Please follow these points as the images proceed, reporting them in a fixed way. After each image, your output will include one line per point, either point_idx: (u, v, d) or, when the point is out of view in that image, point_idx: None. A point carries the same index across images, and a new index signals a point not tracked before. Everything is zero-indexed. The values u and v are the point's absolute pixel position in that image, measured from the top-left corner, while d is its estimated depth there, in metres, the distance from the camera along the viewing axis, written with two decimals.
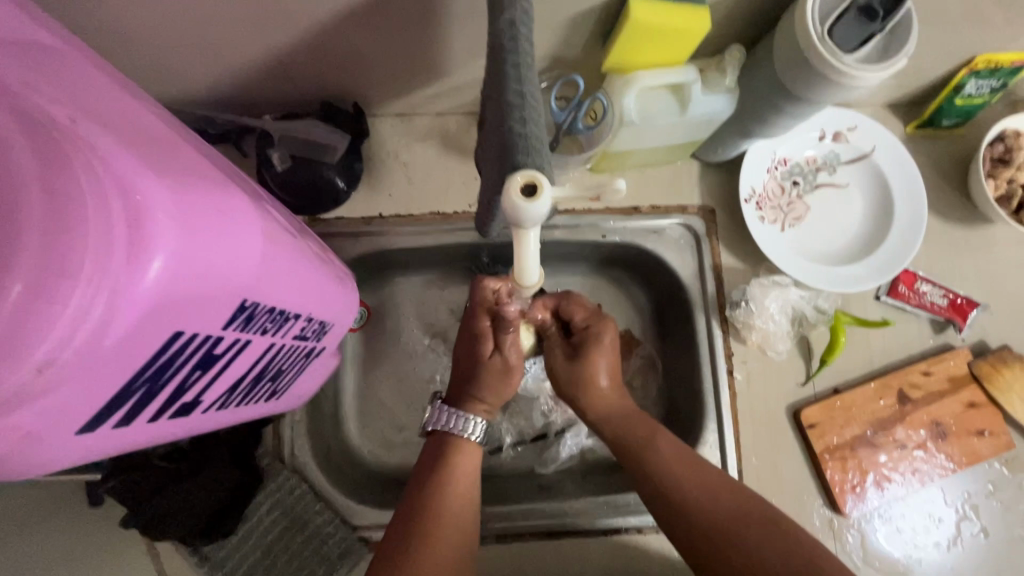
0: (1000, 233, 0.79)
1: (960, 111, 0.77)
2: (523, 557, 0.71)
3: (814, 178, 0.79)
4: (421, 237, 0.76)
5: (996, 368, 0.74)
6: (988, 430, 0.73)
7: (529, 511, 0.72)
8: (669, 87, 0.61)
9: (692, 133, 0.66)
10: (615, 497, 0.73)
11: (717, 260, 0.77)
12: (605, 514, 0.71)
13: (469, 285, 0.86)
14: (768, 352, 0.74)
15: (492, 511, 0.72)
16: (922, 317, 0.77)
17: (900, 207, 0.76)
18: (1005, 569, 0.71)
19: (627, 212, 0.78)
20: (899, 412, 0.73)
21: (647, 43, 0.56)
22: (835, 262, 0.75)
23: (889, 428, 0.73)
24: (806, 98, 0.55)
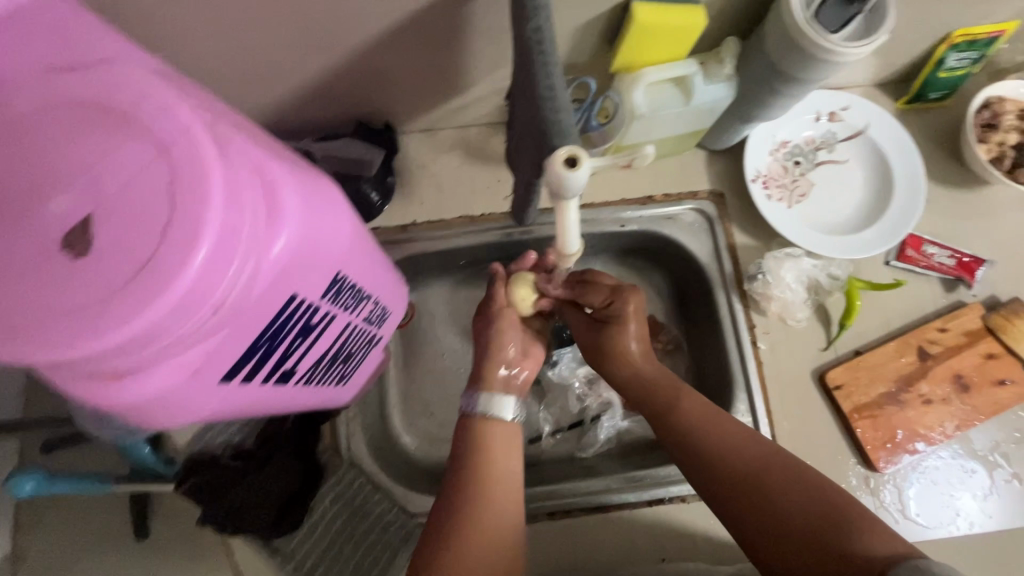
0: (999, 194, 0.83)
1: (945, 84, 0.82)
2: (575, 536, 0.74)
3: (814, 156, 0.84)
4: (453, 239, 0.82)
5: (1009, 320, 0.77)
6: (1008, 379, 0.76)
7: (573, 490, 0.76)
8: (674, 80, 0.67)
9: (697, 120, 0.72)
10: (656, 471, 0.76)
11: (731, 240, 0.82)
12: (653, 484, 0.75)
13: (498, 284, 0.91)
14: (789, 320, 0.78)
15: (538, 490, 0.76)
16: (932, 277, 0.81)
17: (899, 176, 0.81)
18: None
19: (642, 202, 0.83)
20: (923, 370, 0.76)
21: (650, 42, 0.63)
22: (843, 231, 0.80)
23: (915, 384, 0.76)
24: (800, 79, 0.61)
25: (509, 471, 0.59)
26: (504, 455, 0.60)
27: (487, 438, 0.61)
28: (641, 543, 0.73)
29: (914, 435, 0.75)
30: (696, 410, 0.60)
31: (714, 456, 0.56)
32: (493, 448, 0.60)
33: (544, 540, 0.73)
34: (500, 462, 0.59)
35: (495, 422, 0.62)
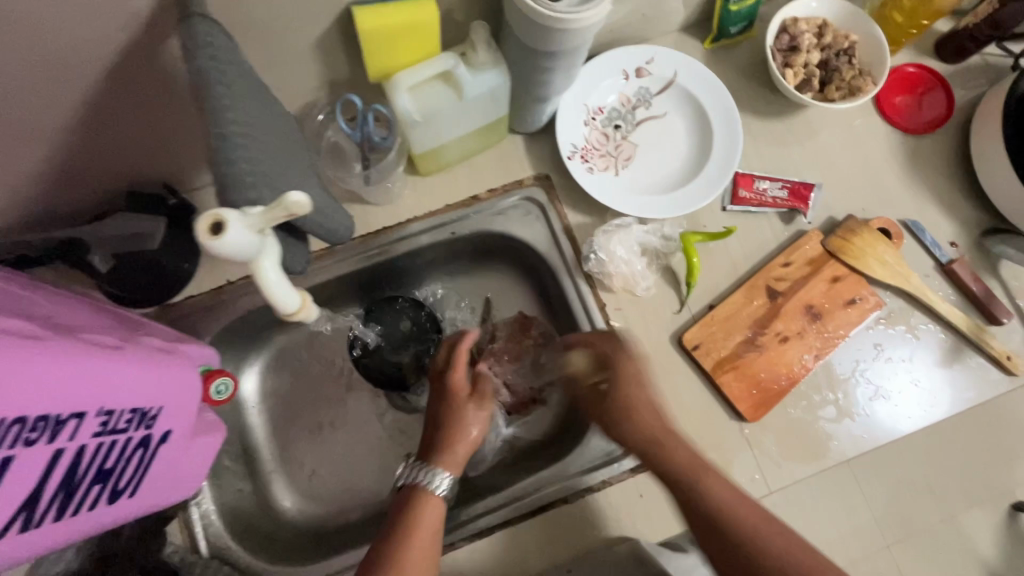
0: (817, 115, 0.83)
1: (740, 16, 0.80)
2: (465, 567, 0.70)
3: (633, 117, 0.81)
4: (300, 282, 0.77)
5: (846, 240, 0.77)
6: (857, 297, 0.76)
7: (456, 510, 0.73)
8: (439, 78, 0.62)
9: (484, 112, 0.67)
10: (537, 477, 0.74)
11: (566, 221, 0.79)
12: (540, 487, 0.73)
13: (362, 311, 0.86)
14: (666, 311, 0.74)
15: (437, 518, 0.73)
16: (770, 213, 0.79)
17: (716, 120, 0.79)
18: (910, 419, 0.75)
19: (469, 203, 0.79)
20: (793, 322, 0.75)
21: (392, 45, 0.58)
22: (672, 187, 0.78)
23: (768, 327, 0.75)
24: (554, 50, 0.57)
25: (430, 559, 0.55)
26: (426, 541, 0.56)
27: (414, 521, 0.57)
28: (533, 554, 0.71)
29: (776, 377, 0.74)
30: (724, 487, 0.60)
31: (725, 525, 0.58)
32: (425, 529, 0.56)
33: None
34: (428, 530, 0.56)
35: (432, 497, 0.59)
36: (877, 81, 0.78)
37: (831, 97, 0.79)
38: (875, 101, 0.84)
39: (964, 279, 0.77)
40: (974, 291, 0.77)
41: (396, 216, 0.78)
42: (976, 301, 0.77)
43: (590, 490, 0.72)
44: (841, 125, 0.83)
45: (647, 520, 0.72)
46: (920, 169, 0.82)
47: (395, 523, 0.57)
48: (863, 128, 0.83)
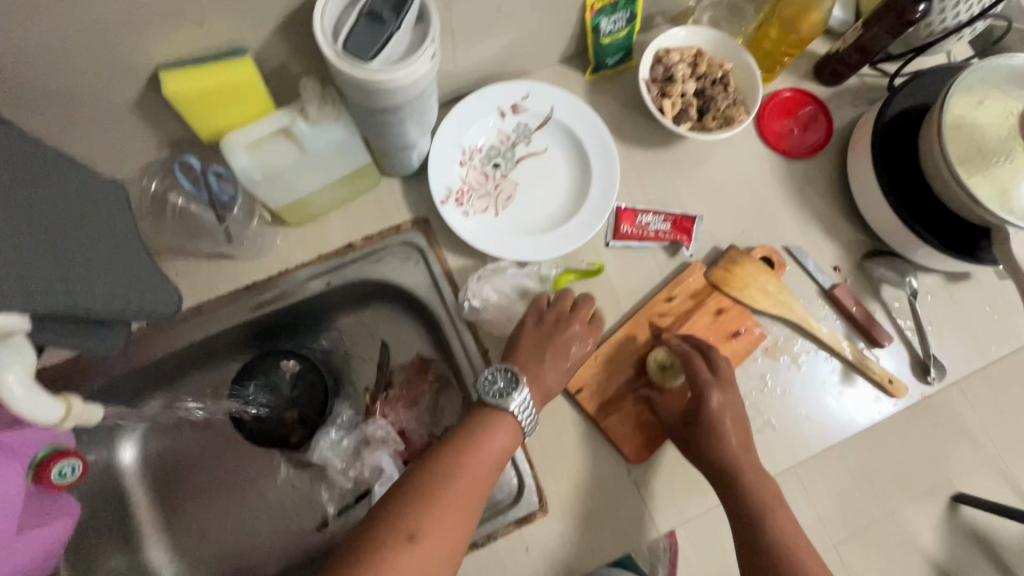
0: (700, 144, 0.82)
1: (614, 48, 0.79)
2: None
3: (513, 154, 0.79)
4: (172, 341, 0.72)
5: (728, 270, 0.76)
6: (741, 328, 0.76)
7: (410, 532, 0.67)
8: (279, 133, 0.59)
9: (336, 162, 0.65)
10: None
11: (447, 266, 0.76)
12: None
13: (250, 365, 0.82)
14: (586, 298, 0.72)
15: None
16: (654, 247, 0.78)
17: (594, 155, 0.78)
18: (797, 449, 0.75)
19: (344, 252, 0.76)
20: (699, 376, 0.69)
21: (216, 105, 0.55)
22: (552, 226, 0.76)
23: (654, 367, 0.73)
24: (387, 104, 0.55)
25: (468, 503, 0.54)
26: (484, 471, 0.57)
27: (484, 438, 0.59)
28: None
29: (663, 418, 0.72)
30: (780, 507, 0.63)
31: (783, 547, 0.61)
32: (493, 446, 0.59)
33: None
34: (481, 453, 0.58)
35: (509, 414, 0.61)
36: (750, 110, 0.77)
37: (709, 127, 0.78)
38: (756, 127, 0.83)
39: (844, 303, 0.77)
40: (855, 315, 0.77)
41: (269, 268, 0.75)
42: (856, 324, 0.77)
43: (474, 549, 0.67)
44: (724, 153, 0.83)
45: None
46: (803, 194, 0.82)
47: (456, 444, 0.58)
48: (745, 155, 0.83)
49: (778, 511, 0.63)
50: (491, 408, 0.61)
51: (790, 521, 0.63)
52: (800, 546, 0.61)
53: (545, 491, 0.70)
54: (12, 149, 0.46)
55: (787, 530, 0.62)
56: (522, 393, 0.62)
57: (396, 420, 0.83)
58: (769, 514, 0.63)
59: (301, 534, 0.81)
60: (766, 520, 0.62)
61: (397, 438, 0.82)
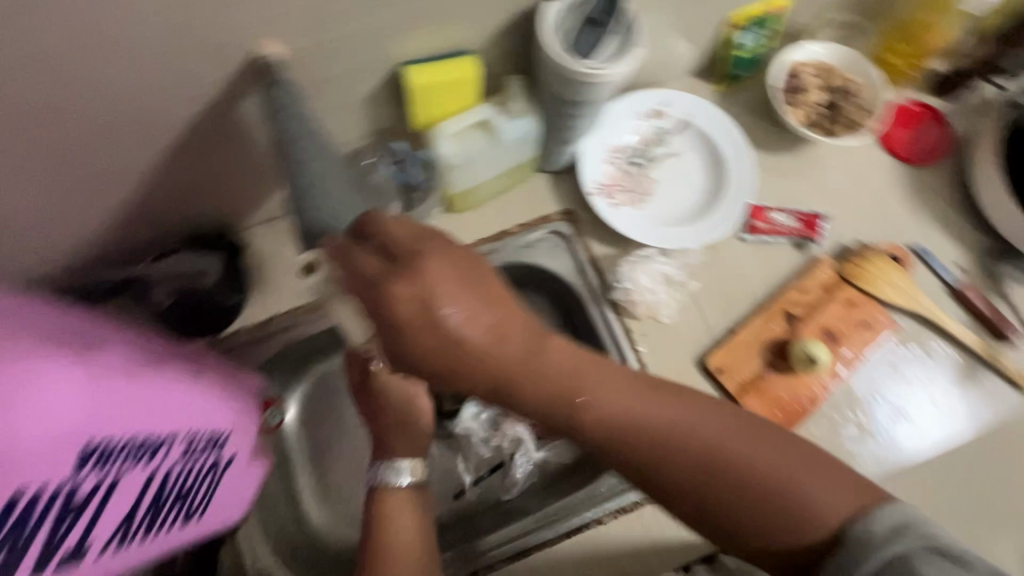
0: (822, 149, 0.88)
1: (747, 61, 0.87)
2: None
3: (650, 154, 0.87)
4: None
5: (858, 265, 0.81)
6: (872, 319, 0.80)
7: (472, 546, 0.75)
8: (476, 125, 0.68)
9: (515, 154, 0.73)
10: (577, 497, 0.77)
11: (591, 252, 0.83)
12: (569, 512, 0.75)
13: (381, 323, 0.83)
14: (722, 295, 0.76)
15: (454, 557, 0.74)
16: (782, 242, 0.84)
17: (728, 156, 0.85)
18: (931, 437, 0.77)
19: (499, 238, 0.84)
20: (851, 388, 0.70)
21: (437, 98, 0.65)
22: (690, 219, 0.83)
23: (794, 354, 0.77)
24: (584, 99, 0.64)
25: (417, 560, 0.61)
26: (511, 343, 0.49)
27: (385, 523, 0.63)
28: None
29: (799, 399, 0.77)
30: (619, 398, 0.54)
31: (670, 483, 0.54)
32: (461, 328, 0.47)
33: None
34: (406, 532, 0.63)
35: (394, 494, 0.66)
36: (877, 118, 0.83)
37: (835, 133, 0.84)
38: (876, 135, 0.89)
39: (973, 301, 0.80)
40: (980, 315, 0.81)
41: None
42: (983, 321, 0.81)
43: (623, 512, 0.75)
44: (846, 158, 0.88)
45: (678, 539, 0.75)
46: (924, 198, 0.87)
47: (368, 532, 0.63)
48: (866, 160, 0.88)
49: (771, 450, 0.53)
50: (382, 495, 0.65)
51: (754, 430, 0.54)
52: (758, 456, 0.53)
53: None
54: (306, 126, 0.57)
55: (701, 441, 0.53)
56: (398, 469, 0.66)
57: None
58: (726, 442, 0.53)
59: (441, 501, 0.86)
60: (725, 448, 0.53)
61: (533, 414, 0.88)
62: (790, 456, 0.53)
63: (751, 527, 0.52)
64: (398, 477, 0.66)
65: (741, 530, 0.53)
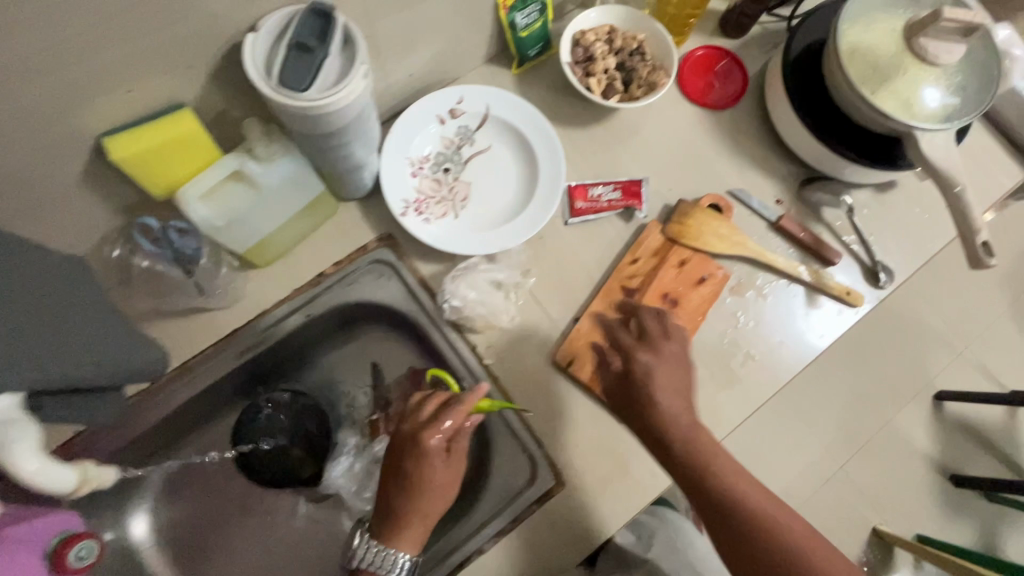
0: (631, 113, 0.87)
1: (533, 39, 0.83)
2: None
3: (459, 157, 0.83)
4: (170, 400, 0.73)
5: (682, 224, 0.81)
6: (705, 274, 0.80)
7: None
8: (229, 179, 0.60)
9: (292, 194, 0.67)
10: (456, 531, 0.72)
11: (420, 274, 0.78)
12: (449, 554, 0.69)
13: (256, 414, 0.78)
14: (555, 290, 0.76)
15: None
16: (608, 216, 0.82)
17: (535, 142, 0.81)
18: (780, 371, 0.79)
19: (317, 282, 0.78)
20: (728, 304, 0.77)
21: (163, 162, 0.56)
22: (511, 216, 0.80)
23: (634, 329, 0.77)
24: (331, 128, 0.57)
25: None
26: (440, 501, 0.62)
27: None
28: None
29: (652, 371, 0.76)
30: (732, 473, 0.60)
31: (729, 503, 0.58)
32: (431, 496, 0.62)
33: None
34: None
35: None
36: (668, 73, 0.82)
37: (635, 96, 0.83)
38: (679, 88, 0.89)
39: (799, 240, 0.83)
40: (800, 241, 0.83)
41: (245, 314, 0.76)
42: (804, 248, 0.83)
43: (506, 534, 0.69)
44: (655, 118, 0.88)
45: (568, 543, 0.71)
46: (734, 141, 0.88)
47: None
48: (675, 115, 0.88)
49: (717, 470, 0.60)
50: None
51: (736, 470, 0.61)
52: (753, 500, 0.58)
53: (558, 463, 0.73)
54: (5, 239, 0.47)
55: (747, 492, 0.59)
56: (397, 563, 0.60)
57: None
58: (709, 473, 0.60)
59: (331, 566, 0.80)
60: (715, 472, 0.60)
61: None
62: (770, 501, 0.58)
63: (797, 556, 0.55)
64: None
65: (757, 563, 0.55)
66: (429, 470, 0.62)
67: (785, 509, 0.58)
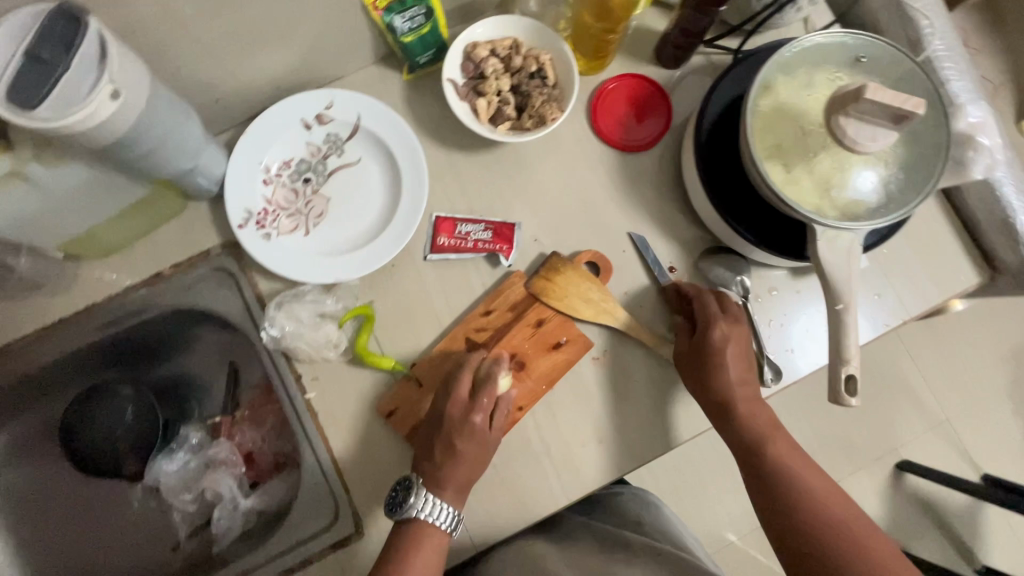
0: (528, 143, 0.77)
1: (422, 45, 0.72)
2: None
3: (323, 167, 0.76)
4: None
5: (549, 279, 0.72)
6: (563, 339, 0.72)
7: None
8: (8, 178, 0.56)
9: (99, 194, 0.62)
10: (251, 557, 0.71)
11: (259, 290, 0.74)
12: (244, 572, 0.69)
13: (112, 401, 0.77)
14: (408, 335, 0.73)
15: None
16: (474, 258, 0.75)
17: (404, 165, 0.74)
18: (626, 458, 0.72)
19: (153, 281, 0.75)
20: (710, 312, 0.68)
21: None
22: (362, 244, 0.73)
23: (456, 398, 0.66)
24: (94, 143, 0.51)
25: None
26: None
27: None
28: None
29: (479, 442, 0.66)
30: (788, 450, 0.65)
31: (792, 478, 0.62)
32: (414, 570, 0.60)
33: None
34: None
35: None
36: (564, 107, 0.73)
37: (526, 127, 0.73)
38: (590, 121, 0.78)
39: (703, 300, 0.70)
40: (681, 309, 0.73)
41: (73, 304, 0.74)
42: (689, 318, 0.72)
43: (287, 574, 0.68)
44: (555, 151, 0.78)
45: None
46: (640, 191, 0.77)
47: None
48: (578, 152, 0.78)
49: (781, 437, 0.65)
50: None
51: (793, 451, 0.65)
52: (805, 470, 0.63)
53: (359, 514, 0.70)
54: None
55: (789, 461, 0.64)
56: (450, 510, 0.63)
57: (242, 441, 0.84)
58: (774, 444, 0.64)
59: (155, 555, 0.82)
60: (773, 452, 0.64)
61: (241, 459, 0.83)
62: (814, 470, 0.63)
63: (841, 550, 0.56)
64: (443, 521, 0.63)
65: (801, 535, 0.58)
66: (415, 537, 0.62)
67: (818, 468, 0.64)
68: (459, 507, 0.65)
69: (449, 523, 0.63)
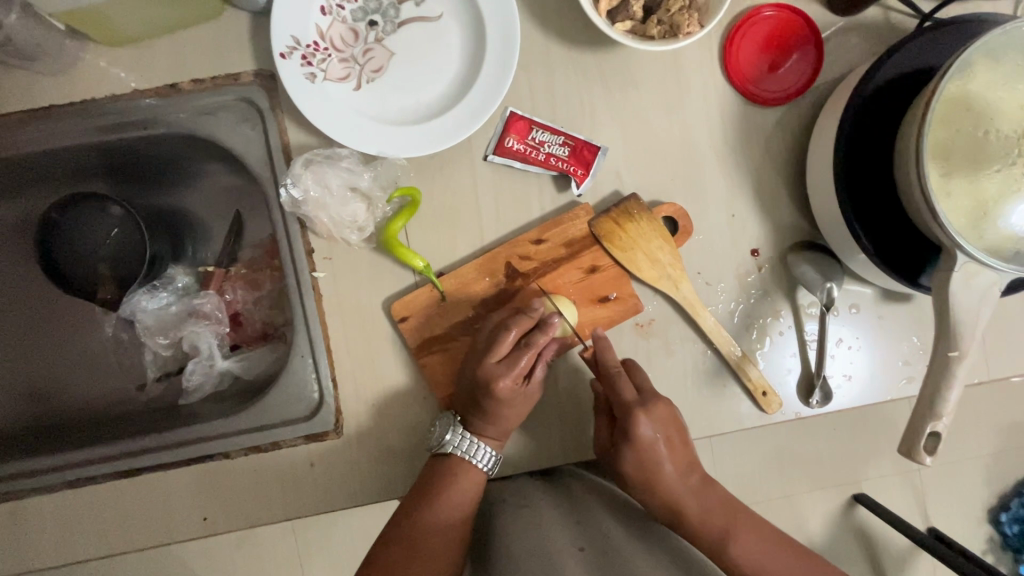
0: (640, 58, 0.64)
1: None
2: (21, 559, 0.64)
3: (396, 14, 0.62)
4: None
5: (618, 224, 0.62)
6: (613, 294, 0.63)
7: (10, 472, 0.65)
8: None
9: None
10: (215, 425, 0.65)
11: (288, 139, 0.63)
12: (207, 440, 0.64)
13: (94, 214, 0.69)
14: (437, 240, 0.64)
15: (179, 465, 0.64)
16: (541, 174, 0.64)
17: (493, 39, 0.60)
18: None
19: (167, 91, 0.62)
20: (623, 402, 0.58)
21: None
22: (420, 119, 0.62)
23: (516, 365, 0.58)
24: None
25: None
26: (461, 514, 0.58)
27: None
28: (180, 501, 0.64)
29: (530, 397, 0.60)
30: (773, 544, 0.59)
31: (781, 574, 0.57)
32: (450, 502, 0.57)
33: (26, 510, 0.64)
34: None
35: None
36: (706, 23, 0.58)
37: (649, 35, 0.60)
38: (721, 52, 0.65)
39: (618, 385, 0.59)
40: (597, 386, 0.63)
41: (68, 91, 0.62)
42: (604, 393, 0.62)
43: (255, 452, 0.63)
44: (668, 76, 0.65)
45: (315, 490, 0.63)
46: (748, 152, 0.65)
47: None
48: (694, 84, 0.65)
49: (741, 536, 0.58)
50: None
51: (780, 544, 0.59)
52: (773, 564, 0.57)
53: (345, 413, 0.64)
54: None
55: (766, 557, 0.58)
56: (490, 451, 0.60)
57: (233, 299, 0.76)
58: (741, 543, 0.58)
59: (119, 389, 0.76)
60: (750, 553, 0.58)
61: (228, 318, 0.75)
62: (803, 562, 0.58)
63: None
64: (482, 460, 0.59)
65: None
66: (451, 480, 0.58)
67: (789, 555, 0.58)
68: (499, 448, 0.61)
69: (488, 465, 0.60)
